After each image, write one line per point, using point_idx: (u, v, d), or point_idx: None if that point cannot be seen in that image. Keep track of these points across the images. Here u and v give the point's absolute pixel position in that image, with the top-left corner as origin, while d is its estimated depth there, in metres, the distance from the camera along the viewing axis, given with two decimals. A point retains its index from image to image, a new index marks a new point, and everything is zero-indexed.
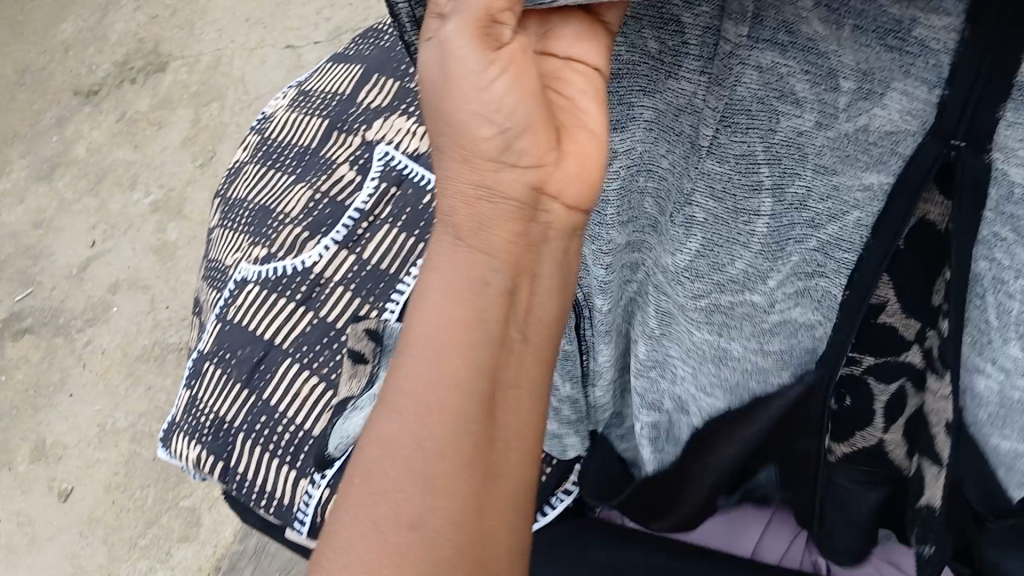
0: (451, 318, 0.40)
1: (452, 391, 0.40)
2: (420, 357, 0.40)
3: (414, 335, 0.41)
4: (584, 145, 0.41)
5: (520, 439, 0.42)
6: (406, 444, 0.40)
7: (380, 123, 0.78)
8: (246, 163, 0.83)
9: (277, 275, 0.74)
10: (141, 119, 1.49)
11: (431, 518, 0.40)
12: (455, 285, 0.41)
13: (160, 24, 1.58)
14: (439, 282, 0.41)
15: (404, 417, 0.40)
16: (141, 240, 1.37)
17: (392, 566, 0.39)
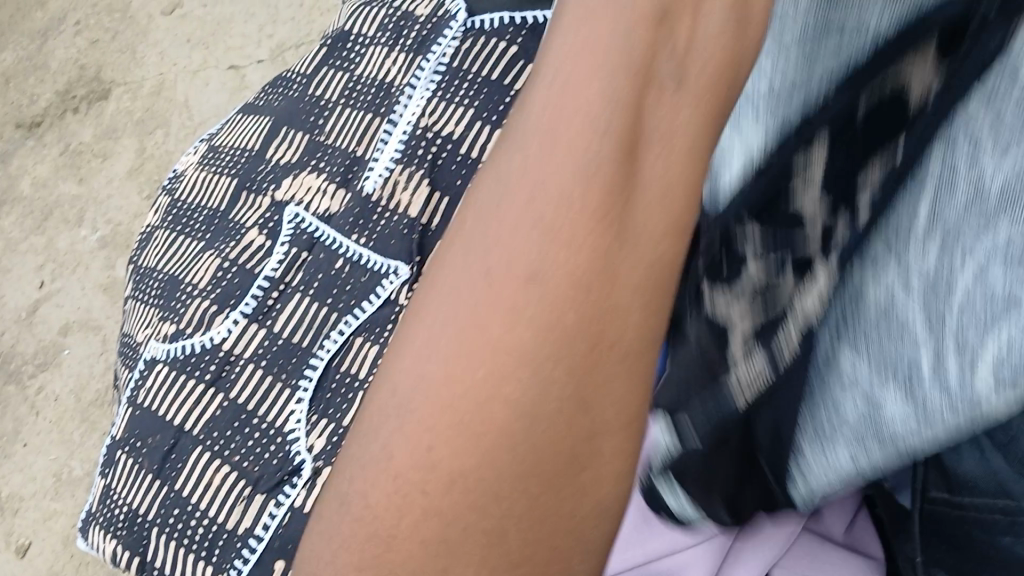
0: (520, 249, 0.32)
1: (499, 338, 0.32)
2: (500, 229, 0.33)
3: (502, 207, 0.33)
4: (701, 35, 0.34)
5: (626, 386, 0.33)
6: (484, 333, 0.33)
7: (289, 182, 0.74)
8: (156, 228, 0.78)
9: (186, 354, 0.69)
10: (85, 151, 1.44)
11: (499, 469, 0.33)
12: (562, 142, 0.33)
13: (100, 49, 1.49)
14: (538, 142, 0.33)
15: (478, 296, 0.33)
16: (90, 278, 1.35)
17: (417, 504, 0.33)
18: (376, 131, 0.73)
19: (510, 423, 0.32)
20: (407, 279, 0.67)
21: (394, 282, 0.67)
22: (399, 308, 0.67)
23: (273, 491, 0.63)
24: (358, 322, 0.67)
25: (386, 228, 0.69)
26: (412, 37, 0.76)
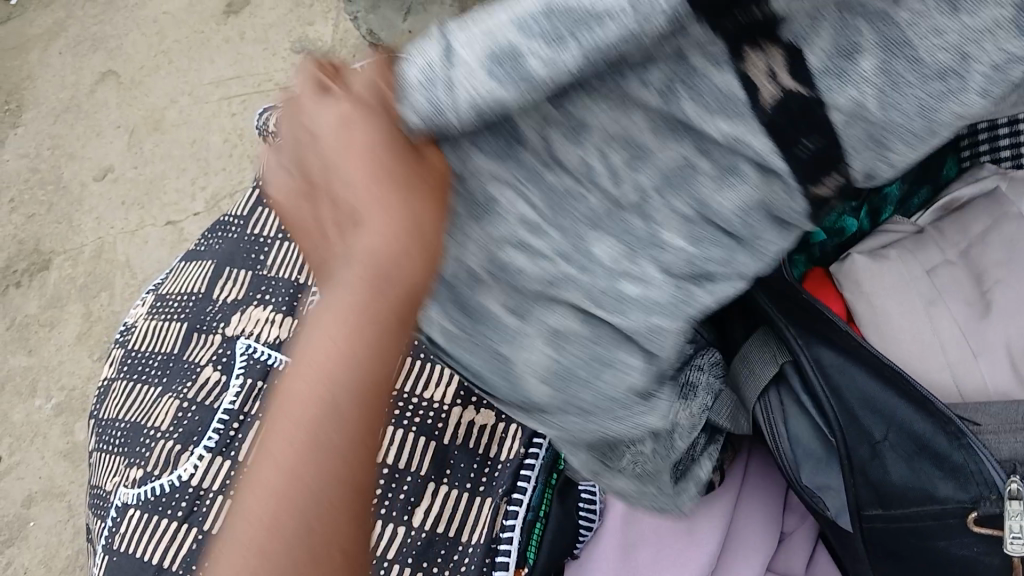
0: (350, 280, 0.34)
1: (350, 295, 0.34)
2: (308, 357, 0.35)
3: (308, 355, 0.35)
4: (351, 294, 0.34)
5: (336, 370, 0.34)
6: (320, 353, 0.35)
7: (238, 317, 0.77)
8: (113, 381, 0.81)
9: (156, 494, 0.71)
10: (32, 322, 1.45)
11: (323, 358, 0.34)
12: (336, 347, 0.34)
13: (38, 223, 1.51)
14: (323, 337, 0.35)
15: (326, 330, 0.35)
16: (50, 447, 1.36)
17: (306, 458, 0.35)
18: None
19: (343, 401, 0.34)
20: None
21: None
22: None
23: None
24: None
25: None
26: None
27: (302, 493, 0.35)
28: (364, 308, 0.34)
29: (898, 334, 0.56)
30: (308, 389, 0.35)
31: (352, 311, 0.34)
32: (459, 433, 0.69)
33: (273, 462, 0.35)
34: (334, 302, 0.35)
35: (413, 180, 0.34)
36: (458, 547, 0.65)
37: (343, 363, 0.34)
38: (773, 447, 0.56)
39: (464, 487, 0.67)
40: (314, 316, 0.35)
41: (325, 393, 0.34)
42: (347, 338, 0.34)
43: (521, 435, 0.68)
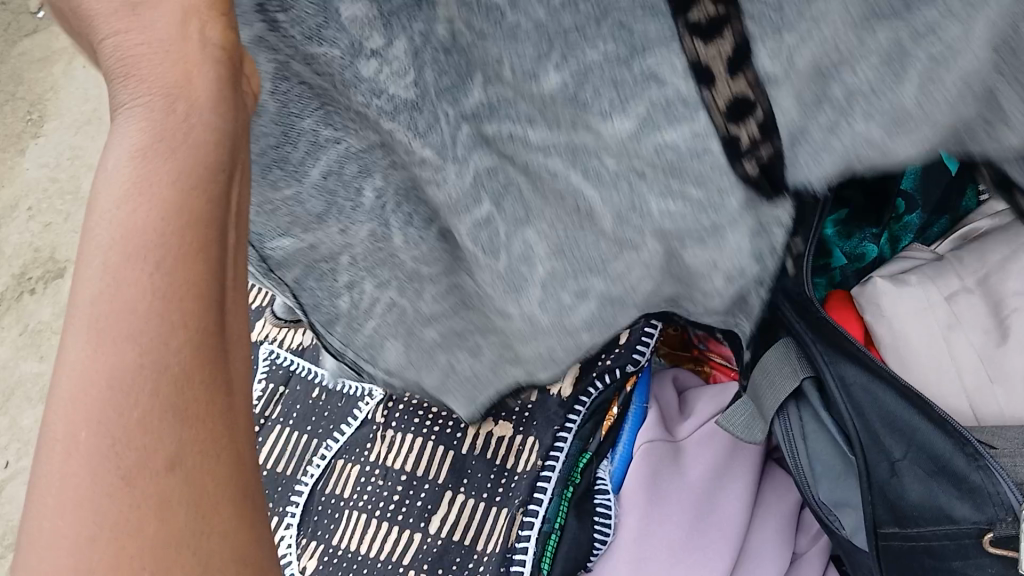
0: (153, 164, 0.32)
1: (172, 207, 0.32)
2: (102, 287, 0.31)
3: (93, 313, 0.31)
4: (157, 171, 0.32)
5: (166, 295, 0.31)
6: (125, 276, 0.31)
7: (261, 324, 0.79)
8: None
9: None
10: (44, 329, 1.41)
11: (160, 282, 0.31)
12: (128, 260, 0.32)
13: (54, 231, 1.49)
14: (111, 256, 0.32)
15: (106, 263, 0.31)
16: None
17: (134, 417, 0.30)
18: None
19: (170, 323, 0.31)
20: (382, 399, 0.72)
21: (369, 404, 0.72)
22: (376, 427, 0.71)
23: None
24: (337, 444, 0.71)
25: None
26: None
27: (141, 440, 0.30)
28: (158, 147, 0.32)
29: (921, 368, 0.58)
30: (99, 264, 0.31)
31: (133, 242, 0.32)
32: (477, 443, 0.70)
33: (83, 429, 0.30)
34: (118, 225, 0.32)
35: (190, 44, 0.33)
36: (474, 555, 0.66)
37: (145, 219, 0.32)
38: (797, 460, 0.57)
39: (480, 497, 0.68)
40: (114, 221, 0.32)
41: (136, 254, 0.31)
42: (145, 199, 0.32)
43: (538, 448, 0.68)
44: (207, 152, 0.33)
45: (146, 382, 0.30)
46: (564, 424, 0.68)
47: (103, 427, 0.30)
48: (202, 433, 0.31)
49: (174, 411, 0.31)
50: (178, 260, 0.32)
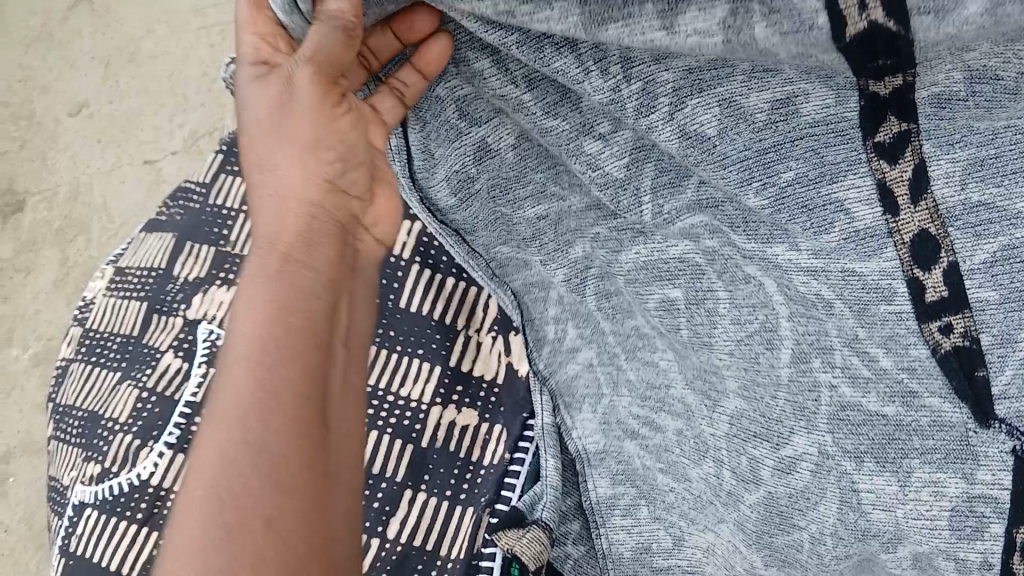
0: (290, 267, 0.45)
1: (304, 293, 0.45)
2: (240, 337, 0.44)
3: (237, 339, 0.44)
4: (290, 225, 0.46)
5: (302, 364, 0.44)
6: (262, 341, 0.43)
7: (200, 299, 0.71)
8: (69, 361, 0.76)
9: (114, 494, 0.67)
10: (5, 267, 1.42)
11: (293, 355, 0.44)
12: (269, 319, 0.44)
13: (9, 160, 1.49)
14: (257, 305, 0.44)
15: (255, 303, 0.45)
16: (27, 399, 1.34)
17: (283, 475, 0.42)
18: None
19: (297, 389, 0.43)
20: None
21: None
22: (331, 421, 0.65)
23: None
24: None
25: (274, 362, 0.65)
26: None
27: (273, 486, 0.41)
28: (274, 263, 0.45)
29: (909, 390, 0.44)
30: (249, 330, 0.44)
31: (301, 311, 0.45)
32: (438, 436, 0.63)
33: (225, 461, 0.42)
34: (253, 299, 0.45)
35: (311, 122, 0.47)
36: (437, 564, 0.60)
37: (280, 241, 0.46)
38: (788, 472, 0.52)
39: (444, 496, 0.62)
40: (275, 260, 0.46)
41: (303, 316, 0.45)
42: (310, 169, 0.47)
43: (505, 440, 0.63)
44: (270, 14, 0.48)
45: (268, 466, 0.41)
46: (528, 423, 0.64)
47: (218, 521, 0.41)
48: (309, 515, 0.42)
49: (279, 507, 0.41)
50: (314, 333, 0.45)
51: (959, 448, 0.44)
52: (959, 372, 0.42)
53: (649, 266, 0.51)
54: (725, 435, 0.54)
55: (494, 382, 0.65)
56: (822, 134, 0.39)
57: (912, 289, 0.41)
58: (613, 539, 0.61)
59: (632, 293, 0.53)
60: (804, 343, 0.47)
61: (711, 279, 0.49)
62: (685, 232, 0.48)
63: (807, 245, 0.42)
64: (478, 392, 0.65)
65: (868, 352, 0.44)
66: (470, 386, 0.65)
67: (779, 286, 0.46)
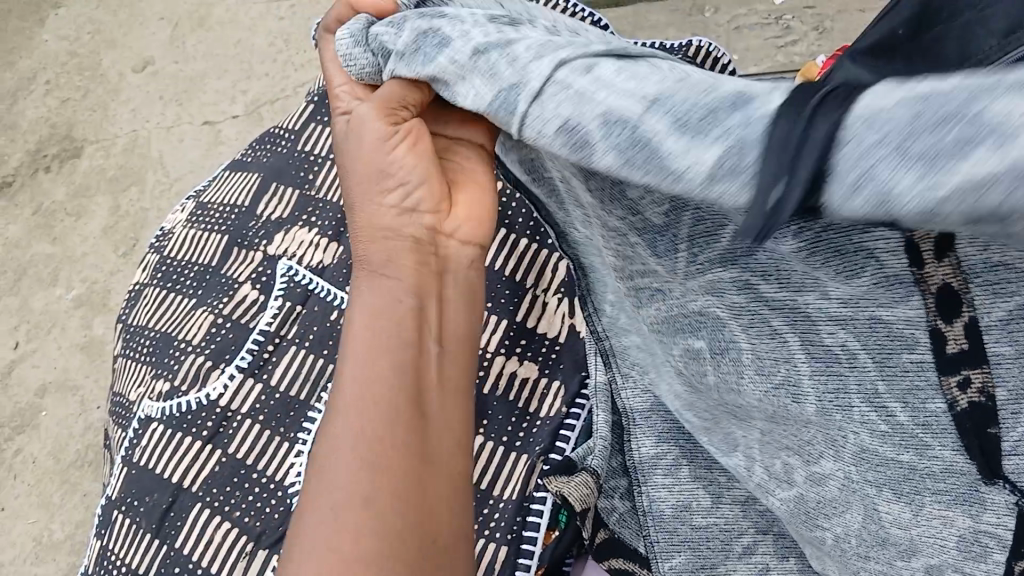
0: (382, 287, 0.49)
1: (393, 307, 0.48)
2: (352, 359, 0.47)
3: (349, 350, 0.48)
4: (387, 242, 0.49)
5: (396, 367, 0.47)
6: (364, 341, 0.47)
7: (281, 237, 0.74)
8: (145, 285, 0.79)
9: (182, 411, 0.69)
10: (59, 211, 1.46)
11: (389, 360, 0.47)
12: (371, 316, 0.48)
13: (72, 107, 1.53)
14: (361, 310, 0.49)
15: (356, 314, 0.49)
16: (67, 338, 1.37)
17: (379, 454, 0.45)
18: None
19: (394, 385, 0.46)
20: None
21: None
22: None
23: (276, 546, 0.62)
24: None
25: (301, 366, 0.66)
26: None
27: (372, 461, 0.45)
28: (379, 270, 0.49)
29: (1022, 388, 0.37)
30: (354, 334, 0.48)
31: (394, 323, 0.48)
32: (500, 384, 0.67)
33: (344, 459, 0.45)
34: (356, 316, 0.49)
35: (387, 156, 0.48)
36: (490, 501, 0.63)
37: (381, 258, 0.49)
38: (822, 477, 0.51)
39: (501, 441, 0.65)
40: (374, 282, 0.49)
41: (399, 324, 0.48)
42: (389, 201, 0.49)
43: (562, 395, 0.66)
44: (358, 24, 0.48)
45: (373, 448, 0.45)
46: (581, 392, 0.66)
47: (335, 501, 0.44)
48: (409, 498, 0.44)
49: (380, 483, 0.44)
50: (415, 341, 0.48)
51: (968, 492, 0.42)
52: (972, 441, 0.39)
53: (671, 318, 0.52)
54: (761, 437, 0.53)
55: (556, 339, 0.68)
56: (853, 226, 0.37)
57: (934, 340, 0.38)
58: (653, 497, 0.60)
59: (668, 333, 0.53)
60: (822, 383, 0.45)
61: (767, 321, 0.45)
62: (708, 287, 0.46)
63: (837, 291, 0.40)
64: (541, 346, 0.68)
65: (885, 407, 0.43)
66: (533, 342, 0.68)
67: (802, 342, 0.44)
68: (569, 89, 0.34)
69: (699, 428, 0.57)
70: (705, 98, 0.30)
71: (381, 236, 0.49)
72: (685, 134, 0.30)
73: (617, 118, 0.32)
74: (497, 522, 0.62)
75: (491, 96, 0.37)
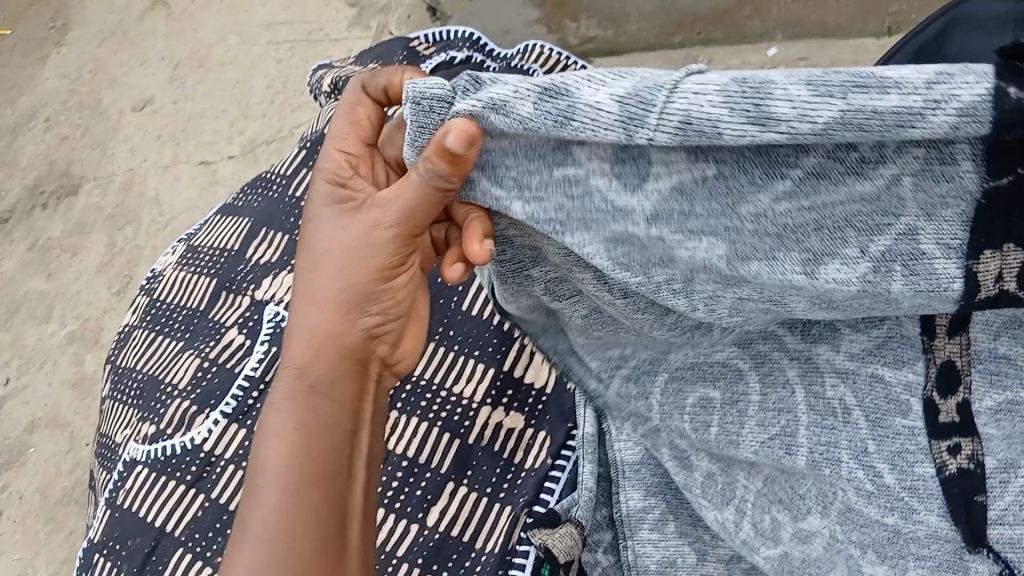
0: (312, 392, 0.49)
1: (329, 411, 0.49)
2: (273, 446, 0.48)
3: (268, 443, 0.48)
4: (324, 355, 0.49)
5: (327, 462, 0.48)
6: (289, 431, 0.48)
7: (269, 281, 0.74)
8: (134, 327, 0.79)
9: (166, 455, 0.69)
10: (55, 247, 1.47)
11: (318, 454, 0.48)
12: (296, 419, 0.48)
13: (72, 145, 1.55)
14: (283, 414, 0.49)
15: (285, 409, 0.49)
16: (59, 374, 1.37)
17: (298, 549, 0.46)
18: None
19: (319, 485, 0.47)
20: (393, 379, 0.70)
21: None
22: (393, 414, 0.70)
23: None
24: None
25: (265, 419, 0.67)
26: None
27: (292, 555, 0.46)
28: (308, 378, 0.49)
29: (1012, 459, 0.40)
30: (280, 428, 0.48)
31: (317, 424, 0.48)
32: (485, 434, 0.67)
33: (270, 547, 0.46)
34: (282, 412, 0.49)
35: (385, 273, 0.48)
36: (471, 553, 0.63)
37: (311, 359, 0.49)
38: (808, 533, 0.51)
39: (484, 492, 0.65)
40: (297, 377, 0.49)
41: (320, 426, 0.48)
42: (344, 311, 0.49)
43: (549, 446, 0.65)
44: (366, 133, 0.50)
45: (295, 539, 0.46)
46: (567, 444, 0.65)
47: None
48: None
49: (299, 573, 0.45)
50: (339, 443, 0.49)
51: (952, 559, 0.44)
52: (957, 506, 0.42)
53: (694, 365, 0.53)
54: (757, 490, 0.53)
55: (543, 390, 0.68)
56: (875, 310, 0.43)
57: (926, 406, 0.43)
58: (639, 551, 0.59)
59: (673, 390, 0.54)
60: (818, 452, 0.47)
61: (782, 372, 0.49)
62: (739, 338, 0.50)
63: (849, 346, 0.46)
64: (527, 397, 0.68)
65: (874, 467, 0.45)
66: (519, 391, 0.68)
67: (808, 395, 0.48)
68: (689, 128, 0.34)
69: (690, 484, 0.57)
70: (916, 96, 0.29)
71: (315, 330, 0.49)
72: (911, 97, 0.29)
73: (734, 86, 0.33)
74: (479, 572, 0.62)
75: (614, 123, 0.36)
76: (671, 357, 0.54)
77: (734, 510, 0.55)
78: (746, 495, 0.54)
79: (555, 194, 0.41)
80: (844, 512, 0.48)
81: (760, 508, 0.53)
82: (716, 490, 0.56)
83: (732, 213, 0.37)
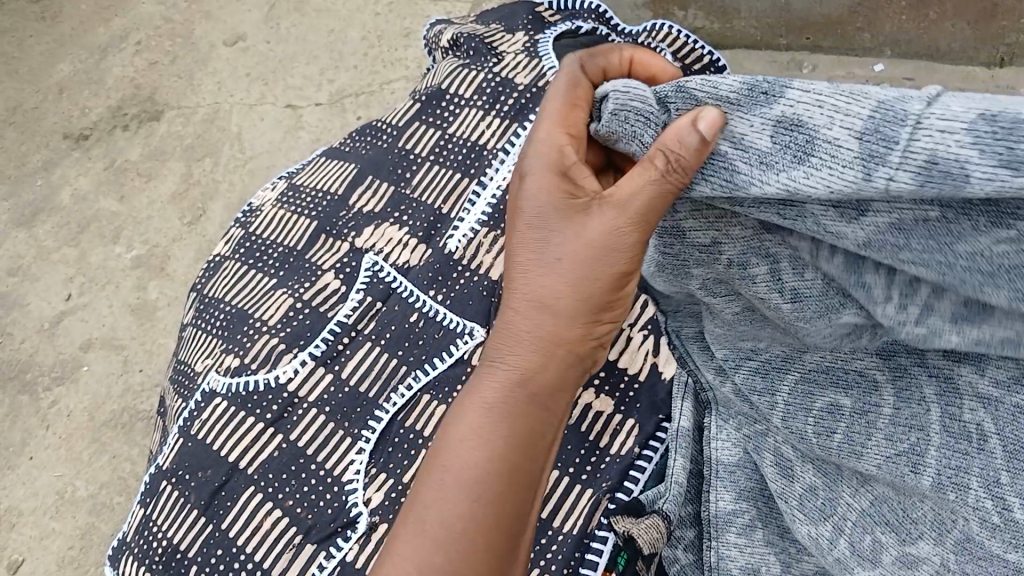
0: (515, 364, 0.47)
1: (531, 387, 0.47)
2: (470, 413, 0.46)
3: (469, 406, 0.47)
4: (525, 328, 0.47)
5: (517, 442, 0.46)
6: (492, 397, 0.47)
7: (371, 231, 0.73)
8: (226, 258, 0.79)
9: (248, 390, 0.68)
10: (131, 169, 1.47)
11: (510, 431, 0.46)
12: (499, 392, 0.47)
13: (159, 71, 1.54)
14: (489, 380, 0.47)
15: (494, 373, 0.47)
16: (120, 297, 1.37)
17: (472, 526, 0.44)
18: (464, 192, 0.73)
19: (509, 461, 0.45)
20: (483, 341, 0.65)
21: (467, 344, 0.65)
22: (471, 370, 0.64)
23: (324, 542, 0.61)
24: (425, 378, 0.65)
25: (365, 369, 0.66)
26: (509, 102, 0.75)
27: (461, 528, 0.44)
28: (514, 350, 0.47)
29: None
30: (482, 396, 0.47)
31: (515, 401, 0.46)
32: (573, 413, 0.66)
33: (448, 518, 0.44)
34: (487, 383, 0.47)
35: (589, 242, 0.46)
36: (549, 531, 0.62)
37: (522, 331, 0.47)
38: (912, 561, 0.49)
39: (567, 471, 0.64)
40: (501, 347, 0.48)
41: (519, 403, 0.47)
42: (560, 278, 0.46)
43: (637, 434, 0.64)
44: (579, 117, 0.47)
45: (468, 517, 0.44)
46: (657, 433, 0.64)
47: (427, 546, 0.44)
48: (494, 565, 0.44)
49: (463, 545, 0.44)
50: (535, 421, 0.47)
51: None
52: None
53: (830, 369, 0.51)
54: (861, 510, 0.51)
55: (636, 377, 0.67)
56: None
57: None
58: (723, 553, 0.58)
59: (803, 392, 0.52)
60: (944, 477, 0.45)
61: (920, 389, 0.47)
62: (882, 350, 0.49)
63: (994, 370, 0.44)
64: (619, 382, 0.67)
65: (1003, 498, 0.42)
66: (612, 375, 0.67)
67: (942, 415, 0.45)
68: (934, 168, 0.32)
69: (789, 491, 0.55)
70: None
71: (526, 300, 0.47)
72: None
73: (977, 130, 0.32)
74: (554, 552, 0.61)
75: (853, 161, 0.35)
76: (812, 363, 0.52)
77: (830, 524, 0.53)
78: (847, 510, 0.52)
79: (765, 204, 0.39)
80: (957, 543, 0.45)
81: (860, 528, 0.51)
82: (818, 502, 0.53)
83: (949, 249, 0.36)
